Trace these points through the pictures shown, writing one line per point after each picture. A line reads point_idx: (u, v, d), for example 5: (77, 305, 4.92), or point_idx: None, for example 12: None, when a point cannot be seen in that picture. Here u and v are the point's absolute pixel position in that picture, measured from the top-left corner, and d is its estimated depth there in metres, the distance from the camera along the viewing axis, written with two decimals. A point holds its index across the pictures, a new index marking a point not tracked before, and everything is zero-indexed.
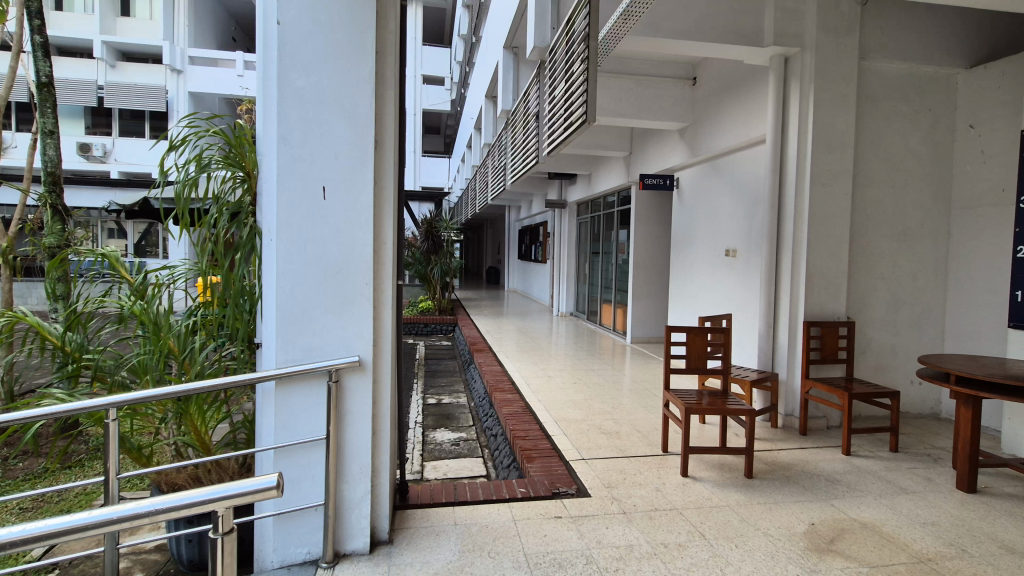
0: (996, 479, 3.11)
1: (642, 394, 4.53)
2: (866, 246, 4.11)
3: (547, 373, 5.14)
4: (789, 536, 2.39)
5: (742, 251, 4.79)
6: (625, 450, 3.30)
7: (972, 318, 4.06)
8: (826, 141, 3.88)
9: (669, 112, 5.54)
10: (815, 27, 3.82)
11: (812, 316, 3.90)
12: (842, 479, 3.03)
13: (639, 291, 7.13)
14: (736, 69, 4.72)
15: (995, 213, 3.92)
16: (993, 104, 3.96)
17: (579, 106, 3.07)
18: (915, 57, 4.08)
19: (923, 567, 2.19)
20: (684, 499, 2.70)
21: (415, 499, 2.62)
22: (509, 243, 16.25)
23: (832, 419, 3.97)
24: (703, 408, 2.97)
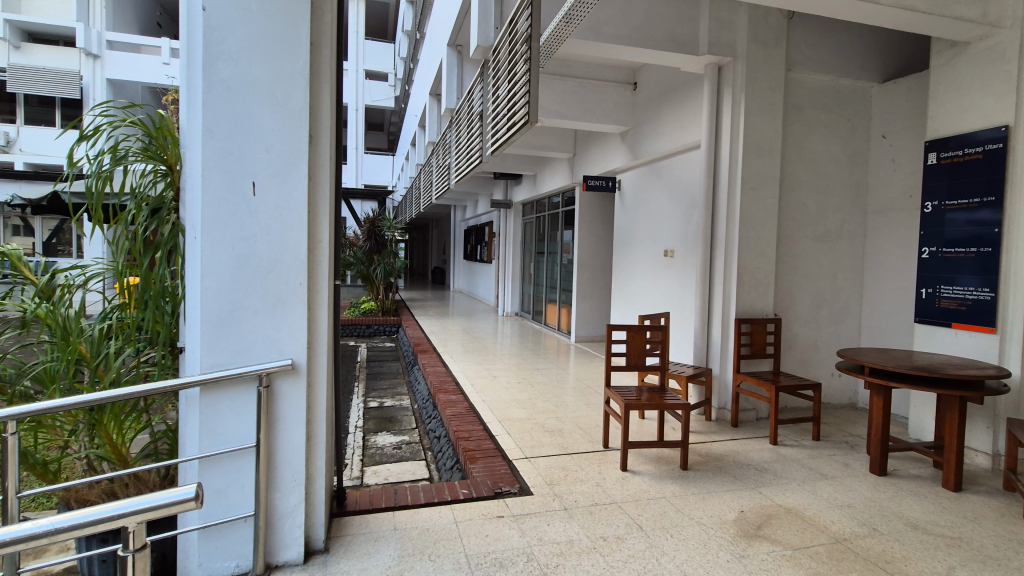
0: (904, 462, 3.38)
1: (585, 392, 4.61)
2: (792, 247, 4.37)
3: (492, 373, 5.13)
4: (720, 524, 2.50)
5: (679, 252, 4.97)
6: (568, 447, 3.34)
7: (885, 313, 4.40)
8: (756, 147, 4.08)
9: (611, 115, 5.68)
10: (746, 38, 4.02)
11: (742, 314, 4.10)
12: (769, 467, 3.20)
13: (583, 291, 7.26)
14: (674, 76, 4.88)
15: (904, 216, 4.26)
16: (903, 116, 4.30)
17: (521, 106, 3.08)
18: (835, 71, 4.37)
19: (840, 547, 2.35)
20: (624, 493, 2.77)
21: (354, 506, 2.53)
22: (454, 243, 16.16)
23: (761, 411, 4.19)
24: (642, 404, 3.05)
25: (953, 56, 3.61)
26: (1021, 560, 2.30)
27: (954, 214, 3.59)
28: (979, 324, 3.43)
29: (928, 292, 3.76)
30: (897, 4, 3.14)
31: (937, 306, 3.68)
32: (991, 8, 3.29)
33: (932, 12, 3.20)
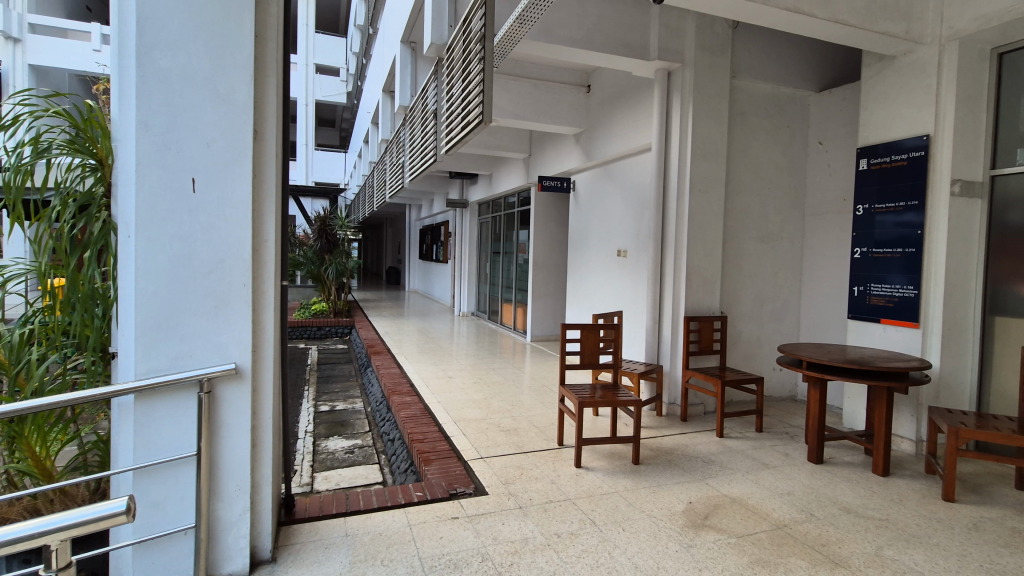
0: (838, 450, 3.59)
1: (540, 390, 4.66)
2: (736, 247, 4.55)
3: (447, 374, 5.09)
4: (670, 515, 2.58)
5: (632, 252, 5.09)
6: (523, 446, 3.36)
7: (821, 310, 4.65)
8: (703, 150, 4.23)
9: (566, 117, 5.75)
10: (694, 45, 4.16)
11: (691, 311, 4.24)
12: (716, 459, 3.32)
13: (538, 290, 7.31)
14: (626, 79, 5.00)
15: (838, 219, 4.52)
16: (837, 125, 4.56)
17: (475, 106, 3.07)
18: (776, 79, 4.59)
19: (781, 533, 2.47)
20: (578, 489, 2.81)
21: (303, 513, 2.45)
22: (410, 243, 15.95)
23: (709, 405, 4.34)
24: (596, 401, 3.10)
25: (881, 69, 3.86)
26: (939, 537, 2.49)
27: (882, 217, 3.84)
28: (905, 320, 3.67)
29: (859, 289, 4.00)
30: (832, 19, 3.33)
31: (868, 303, 3.92)
32: (914, 26, 3.54)
33: (863, 27, 3.40)
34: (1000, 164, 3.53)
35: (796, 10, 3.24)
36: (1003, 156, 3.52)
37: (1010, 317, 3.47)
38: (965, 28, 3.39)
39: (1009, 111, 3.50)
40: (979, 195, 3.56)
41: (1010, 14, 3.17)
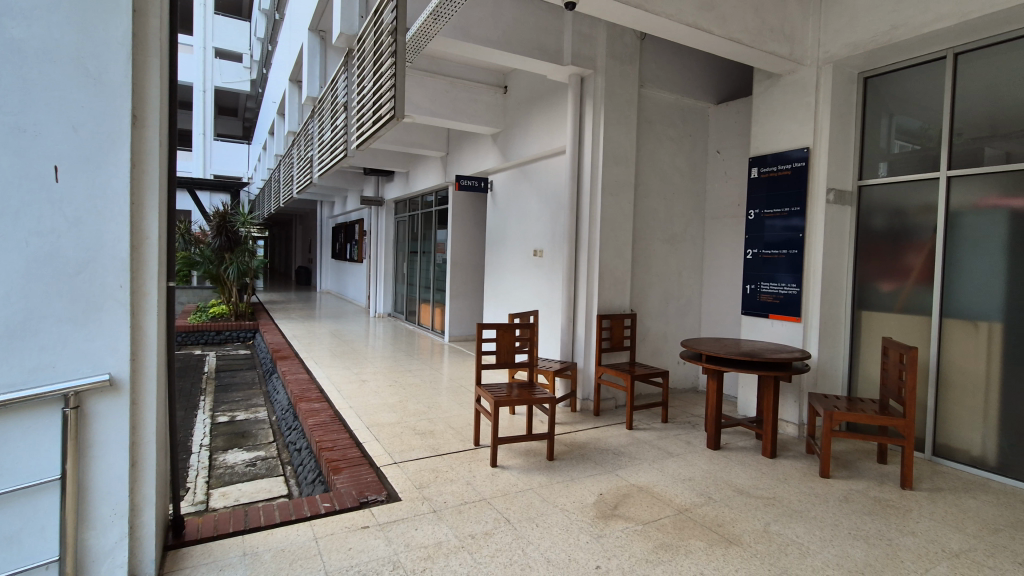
0: (732, 436, 3.88)
1: (458, 391, 4.62)
2: (644, 248, 4.79)
3: (361, 377, 4.92)
4: (582, 508, 2.65)
5: (547, 252, 5.19)
6: (439, 448, 3.32)
7: (719, 307, 5.01)
8: (614, 155, 4.40)
9: (483, 116, 5.76)
10: (605, 53, 4.32)
11: (603, 310, 4.40)
12: (625, 450, 3.47)
13: (456, 290, 7.27)
14: (542, 82, 5.10)
15: (734, 222, 4.89)
16: (732, 135, 4.93)
17: (387, 100, 2.96)
18: (680, 90, 4.88)
19: (683, 517, 2.62)
20: (493, 488, 2.82)
21: (195, 535, 2.24)
22: (321, 241, 15.23)
23: (619, 399, 4.53)
24: (512, 400, 3.13)
25: (769, 86, 4.23)
26: (816, 510, 2.77)
27: (771, 221, 4.19)
28: (789, 314, 4.05)
29: (752, 287, 4.34)
30: (727, 36, 3.59)
31: (759, 300, 4.27)
32: (796, 48, 3.90)
33: (753, 45, 3.70)
34: (865, 176, 3.98)
35: (696, 26, 3.45)
36: (868, 169, 3.98)
37: (874, 311, 3.93)
38: (838, 53, 3.79)
39: (872, 129, 3.96)
40: (849, 203, 4.00)
41: (874, 43, 3.58)
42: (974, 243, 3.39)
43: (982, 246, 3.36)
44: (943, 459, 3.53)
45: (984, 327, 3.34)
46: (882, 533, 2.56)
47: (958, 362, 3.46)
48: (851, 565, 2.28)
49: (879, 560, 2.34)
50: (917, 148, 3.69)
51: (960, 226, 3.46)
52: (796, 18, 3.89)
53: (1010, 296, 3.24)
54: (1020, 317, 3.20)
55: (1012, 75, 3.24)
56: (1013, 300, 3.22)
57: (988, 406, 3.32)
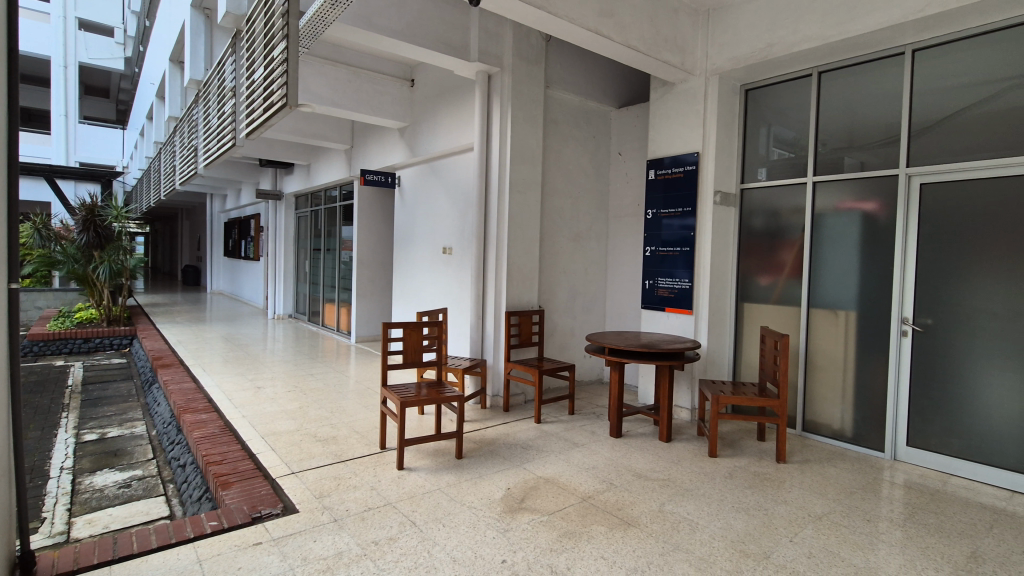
0: (633, 423, 4.09)
1: (364, 393, 4.47)
2: (551, 246, 4.91)
3: (256, 384, 4.60)
4: (489, 504, 2.66)
5: (456, 249, 5.16)
6: (342, 454, 3.18)
7: (621, 301, 5.26)
8: (521, 153, 4.46)
9: (389, 109, 5.60)
10: (511, 52, 4.37)
11: (512, 306, 4.45)
12: (533, 444, 3.54)
13: (363, 289, 7.01)
14: (450, 78, 5.06)
15: (634, 221, 5.16)
16: (632, 138, 5.19)
17: (278, 87, 2.78)
18: (584, 93, 5.06)
19: (586, 504, 2.72)
20: (399, 492, 2.75)
21: (48, 570, 1.95)
22: (213, 238, 14.03)
23: (528, 394, 4.61)
24: (420, 400, 3.06)
25: (664, 93, 4.50)
26: (705, 487, 3.00)
27: (667, 220, 4.47)
28: (682, 307, 4.34)
29: (650, 283, 4.60)
30: (625, 44, 3.76)
31: (656, 294, 4.54)
32: (687, 58, 4.17)
33: (648, 54, 3.91)
34: (747, 179, 4.36)
35: (596, 32, 3.58)
36: (749, 173, 4.35)
37: (754, 303, 4.31)
38: (723, 65, 4.11)
39: (752, 136, 4.34)
40: (733, 205, 4.36)
41: (753, 58, 3.93)
42: (834, 241, 3.84)
43: (840, 243, 3.80)
44: (811, 433, 3.96)
45: (842, 315, 3.79)
46: (760, 504, 2.82)
47: (822, 347, 3.90)
48: (733, 535, 2.49)
49: (757, 528, 2.58)
50: (790, 156, 4.10)
51: (823, 226, 3.89)
52: (687, 30, 4.17)
53: (862, 287, 3.70)
54: (869, 306, 3.67)
55: (864, 95, 3.70)
56: (865, 292, 3.69)
57: (846, 384, 3.77)
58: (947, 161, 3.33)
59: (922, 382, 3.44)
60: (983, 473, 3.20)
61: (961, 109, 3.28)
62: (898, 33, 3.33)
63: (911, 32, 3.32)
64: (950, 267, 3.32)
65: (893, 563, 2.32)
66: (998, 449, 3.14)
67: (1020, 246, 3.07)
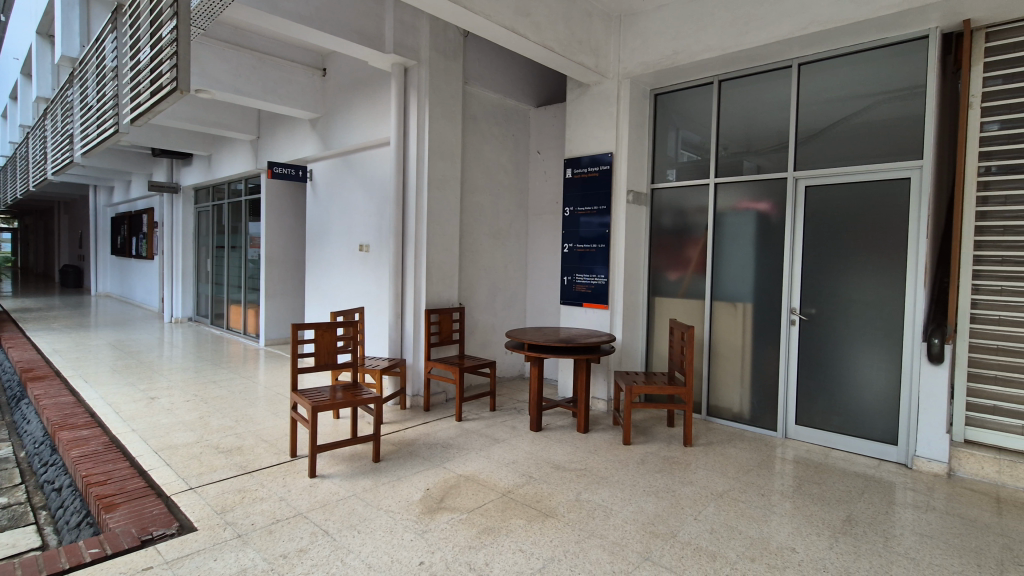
0: (552, 416, 4.18)
1: (273, 400, 4.22)
2: (472, 243, 4.90)
3: (149, 394, 4.21)
4: (407, 506, 2.62)
5: (373, 247, 5.01)
6: (247, 465, 2.99)
7: (541, 297, 5.37)
8: (439, 149, 4.41)
9: (300, 99, 5.33)
10: (427, 46, 4.29)
11: (431, 304, 4.39)
12: (453, 442, 3.52)
13: (272, 289, 6.63)
14: (364, 69, 4.91)
15: (553, 218, 5.28)
16: (550, 137, 5.29)
17: (167, 70, 2.53)
18: (503, 90, 5.09)
19: (506, 499, 2.74)
20: (311, 500, 2.63)
21: None
22: (98, 235, 12.64)
23: (449, 392, 4.58)
24: (335, 404, 2.94)
25: (579, 94, 4.63)
26: (618, 474, 3.13)
27: (584, 218, 4.60)
28: (599, 302, 4.50)
29: (568, 279, 4.73)
30: (541, 43, 3.82)
31: (575, 290, 4.67)
32: (600, 61, 4.32)
33: (564, 54, 3.99)
34: (657, 180, 4.59)
35: (513, 30, 3.60)
36: (659, 174, 4.58)
37: (664, 297, 4.55)
38: (634, 70, 4.29)
39: (661, 139, 4.57)
40: (644, 204, 4.58)
41: (660, 65, 4.13)
42: (733, 238, 4.14)
43: (738, 240, 4.11)
44: (714, 418, 4.25)
45: (740, 307, 4.10)
46: (668, 486, 2.99)
47: (723, 337, 4.20)
48: (644, 518, 2.62)
49: (665, 509, 2.73)
50: (695, 158, 4.36)
51: (724, 225, 4.19)
52: (601, 34, 4.30)
53: (757, 281, 4.03)
54: (763, 298, 4.00)
55: (759, 104, 4.01)
56: (760, 285, 4.02)
57: (744, 371, 4.09)
58: (827, 166, 3.70)
59: (807, 367, 3.80)
60: (857, 445, 3.58)
61: (838, 120, 3.66)
62: (786, 47, 3.64)
63: (798, 47, 3.64)
64: (829, 262, 3.70)
65: (783, 532, 2.54)
66: (869, 423, 3.54)
67: (885, 243, 3.47)
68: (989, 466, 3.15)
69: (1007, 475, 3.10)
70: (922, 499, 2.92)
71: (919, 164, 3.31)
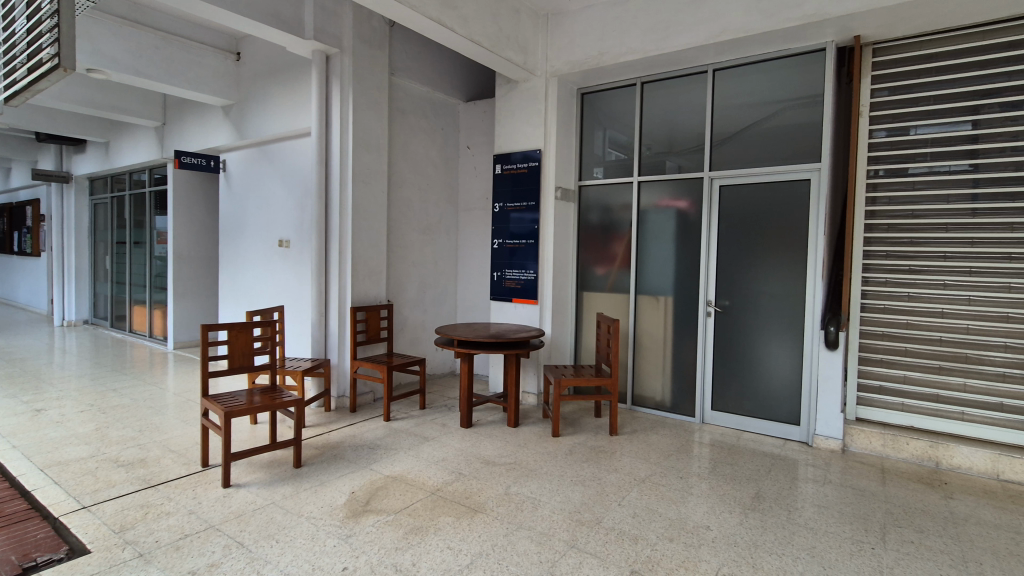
0: (482, 412, 4.19)
1: (183, 407, 3.93)
2: (400, 238, 4.79)
3: (34, 406, 3.80)
4: (331, 511, 2.53)
5: (294, 243, 4.77)
6: (152, 478, 2.77)
7: (472, 294, 5.36)
8: (365, 142, 4.27)
9: (211, 84, 4.98)
10: (350, 33, 4.13)
11: (357, 302, 4.25)
12: (381, 443, 3.44)
13: (182, 288, 6.17)
14: (283, 55, 4.67)
15: (482, 214, 5.27)
16: (479, 132, 5.27)
17: (46, 44, 2.26)
18: (430, 83, 5.01)
19: (434, 497, 2.71)
20: (225, 512, 2.47)
21: None
22: None
23: (377, 392, 4.47)
24: (251, 408, 2.78)
25: (508, 90, 4.64)
26: (547, 466, 3.19)
27: (514, 214, 4.63)
28: (528, 298, 4.56)
29: (498, 275, 4.74)
30: (469, 37, 3.78)
31: (504, 285, 4.70)
32: (529, 58, 4.35)
33: (491, 49, 3.98)
34: (584, 177, 4.70)
35: (439, 23, 3.54)
36: (586, 172, 4.69)
37: (591, 292, 4.68)
38: (561, 68, 4.36)
39: (588, 138, 4.68)
40: (572, 200, 4.68)
41: (586, 65, 4.22)
42: (655, 235, 4.33)
43: (660, 237, 4.30)
44: (638, 407, 4.43)
45: (661, 300, 4.30)
46: (594, 475, 3.08)
47: (647, 329, 4.38)
48: (571, 507, 2.68)
49: (592, 497, 2.80)
50: (620, 157, 4.50)
51: (647, 222, 4.36)
52: (528, 31, 4.33)
53: (677, 275, 4.23)
54: (682, 292, 4.21)
55: (678, 106, 4.20)
56: (679, 279, 4.22)
57: (666, 362, 4.29)
58: (738, 167, 3.94)
59: (721, 356, 4.04)
60: (766, 427, 3.86)
61: (748, 124, 3.90)
62: (702, 54, 3.84)
63: (712, 54, 3.84)
64: (741, 257, 3.95)
65: (699, 512, 2.69)
66: (776, 407, 3.82)
67: (789, 239, 3.75)
68: (876, 441, 3.48)
69: (890, 447, 3.44)
70: (820, 474, 3.20)
71: (817, 167, 3.60)
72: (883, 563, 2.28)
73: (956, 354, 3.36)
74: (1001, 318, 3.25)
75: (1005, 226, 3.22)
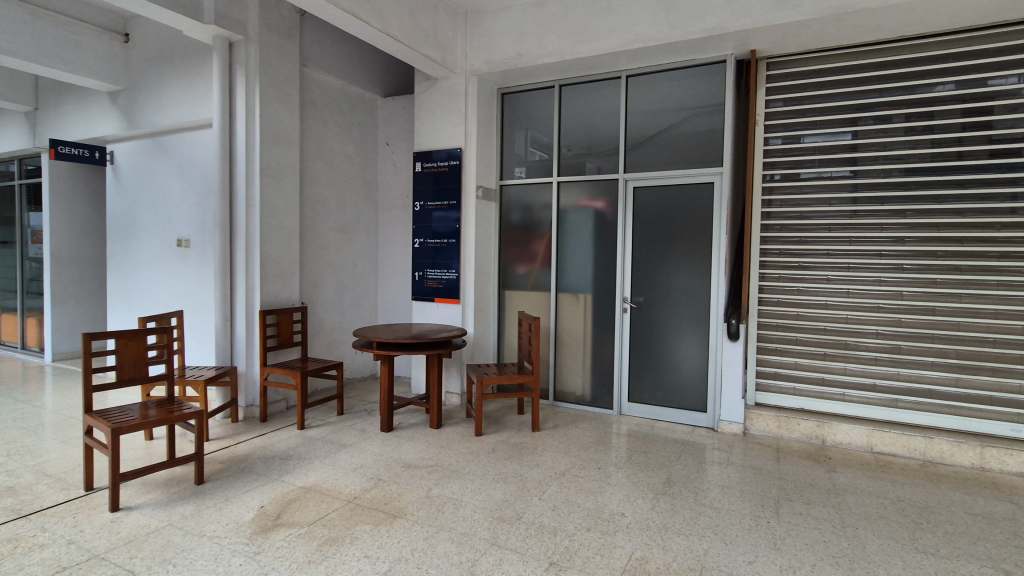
0: (404, 415, 4.11)
1: (63, 425, 3.53)
2: (314, 238, 4.59)
3: None
4: (237, 528, 2.37)
5: (194, 242, 4.43)
6: (22, 508, 2.46)
7: (392, 294, 5.24)
8: (274, 136, 4.04)
9: (93, 67, 4.51)
10: (256, 20, 3.89)
11: (267, 305, 4.02)
12: (295, 453, 3.28)
13: (61, 293, 5.53)
14: (178, 40, 4.32)
15: (402, 213, 5.17)
16: (398, 130, 5.16)
17: None
18: (345, 77, 4.83)
19: (352, 505, 2.63)
20: (113, 538, 2.25)
21: None
22: None
23: (291, 399, 4.26)
24: (145, 422, 2.55)
25: (427, 87, 4.58)
26: (469, 465, 3.19)
27: (435, 213, 4.58)
28: (450, 297, 4.53)
29: (419, 274, 4.68)
30: (385, 31, 3.68)
31: (426, 285, 4.64)
32: (448, 55, 4.31)
33: (408, 45, 3.90)
34: (505, 177, 4.74)
35: (352, 14, 3.41)
36: (507, 171, 4.74)
37: (513, 291, 4.73)
38: (480, 68, 4.36)
39: (509, 138, 4.73)
40: (493, 199, 4.71)
41: (505, 65, 4.26)
42: (574, 234, 4.45)
43: (579, 236, 4.43)
44: (560, 402, 4.54)
45: (581, 298, 4.43)
46: (516, 471, 3.12)
47: (567, 326, 4.50)
48: (493, 505, 2.70)
49: (513, 493, 2.84)
50: (540, 157, 4.58)
51: (566, 221, 4.47)
52: (447, 28, 4.29)
53: (596, 273, 4.38)
54: (601, 290, 4.36)
55: (595, 110, 4.34)
56: (597, 277, 4.37)
57: (585, 357, 4.43)
58: (650, 170, 4.13)
59: (637, 350, 4.23)
60: (677, 415, 4.09)
61: (658, 129, 4.11)
62: (616, 59, 3.99)
63: (625, 60, 4.00)
64: (653, 255, 4.15)
65: (616, 500, 2.81)
66: (686, 396, 4.07)
67: (695, 239, 4.00)
68: (772, 422, 3.80)
69: (784, 428, 3.77)
70: (724, 456, 3.45)
71: (719, 171, 3.87)
72: (777, 534, 2.50)
73: (837, 341, 3.74)
74: (873, 308, 3.66)
75: (876, 226, 3.62)
